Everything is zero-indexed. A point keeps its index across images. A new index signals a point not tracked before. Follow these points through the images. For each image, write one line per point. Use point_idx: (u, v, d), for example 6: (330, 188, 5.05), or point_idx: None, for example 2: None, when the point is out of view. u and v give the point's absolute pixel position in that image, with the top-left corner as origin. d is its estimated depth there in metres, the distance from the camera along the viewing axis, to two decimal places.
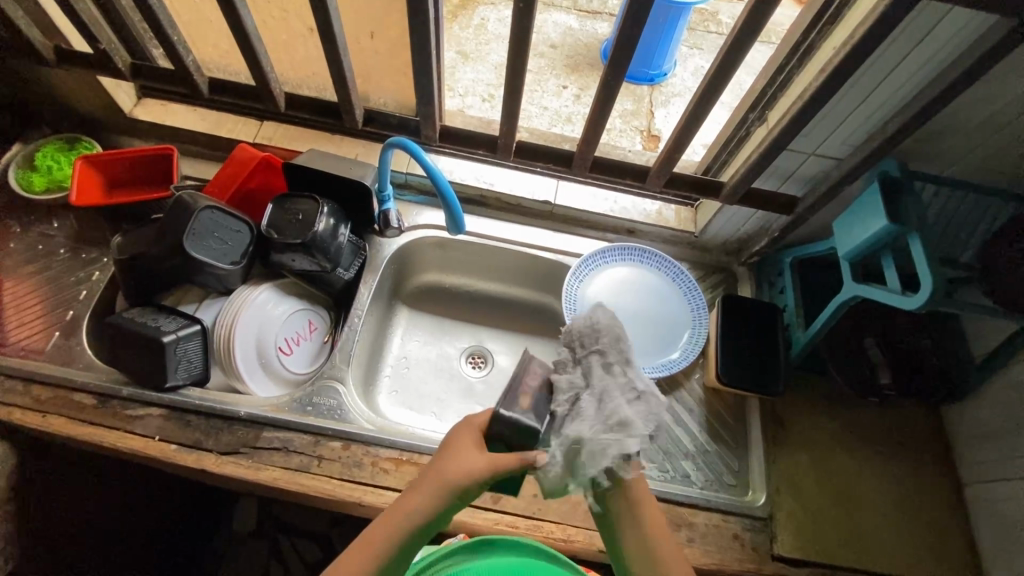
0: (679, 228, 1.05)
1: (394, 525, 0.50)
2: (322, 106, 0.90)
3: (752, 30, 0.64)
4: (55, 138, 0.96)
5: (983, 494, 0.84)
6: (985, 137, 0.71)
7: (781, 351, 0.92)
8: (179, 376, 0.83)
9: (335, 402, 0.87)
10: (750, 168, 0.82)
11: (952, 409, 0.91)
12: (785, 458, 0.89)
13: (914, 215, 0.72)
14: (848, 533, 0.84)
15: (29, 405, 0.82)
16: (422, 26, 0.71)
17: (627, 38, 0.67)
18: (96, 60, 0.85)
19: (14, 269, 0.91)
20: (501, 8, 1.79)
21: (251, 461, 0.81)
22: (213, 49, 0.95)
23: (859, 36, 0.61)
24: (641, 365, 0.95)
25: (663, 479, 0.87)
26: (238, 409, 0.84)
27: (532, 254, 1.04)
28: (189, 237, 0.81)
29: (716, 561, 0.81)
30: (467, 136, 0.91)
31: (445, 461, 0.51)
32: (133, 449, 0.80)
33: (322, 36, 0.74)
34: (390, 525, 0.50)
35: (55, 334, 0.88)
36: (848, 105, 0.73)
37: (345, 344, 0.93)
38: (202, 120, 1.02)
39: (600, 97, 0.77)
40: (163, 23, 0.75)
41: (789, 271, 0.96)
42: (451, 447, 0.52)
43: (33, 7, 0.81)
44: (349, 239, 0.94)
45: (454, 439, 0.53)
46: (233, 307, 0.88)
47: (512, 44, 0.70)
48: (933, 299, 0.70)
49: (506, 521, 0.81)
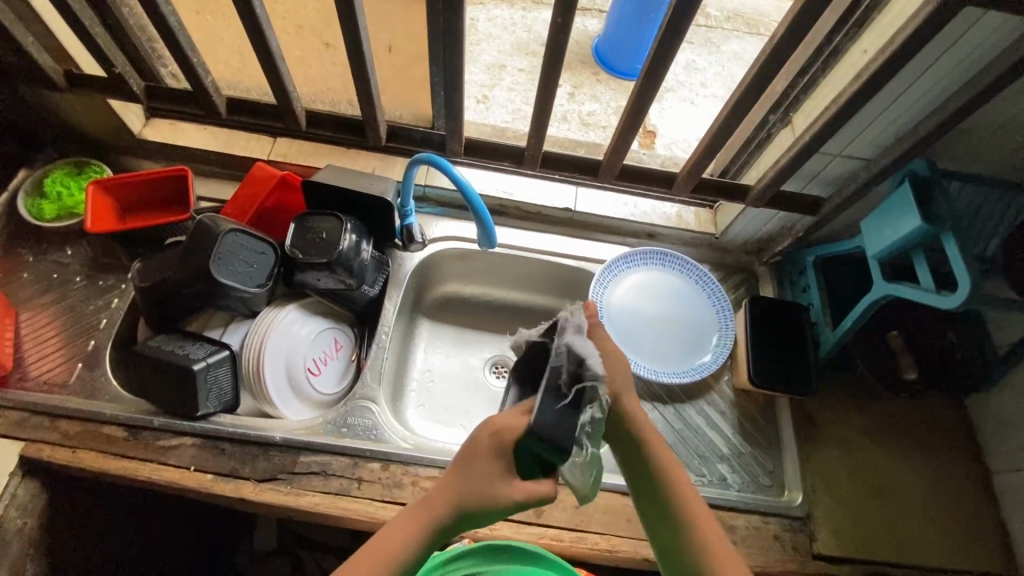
0: (699, 230, 1.06)
1: (404, 540, 0.51)
2: (343, 122, 0.89)
3: (789, 39, 0.64)
4: (63, 163, 0.93)
5: (1013, 483, 0.85)
6: (1013, 135, 0.72)
7: (810, 350, 0.93)
8: (211, 404, 0.82)
9: (369, 422, 0.86)
10: (779, 172, 0.82)
11: (975, 400, 0.93)
12: (818, 457, 0.90)
13: (946, 214, 0.73)
14: (886, 528, 0.85)
15: (57, 440, 0.80)
16: (452, 43, 0.71)
17: (663, 49, 0.67)
18: (109, 84, 0.83)
19: (30, 300, 0.89)
20: (490, 7, 1.76)
21: (291, 488, 0.80)
22: (226, 66, 0.93)
23: (900, 43, 0.62)
24: (671, 371, 0.95)
25: (700, 484, 0.88)
26: (273, 434, 0.82)
27: (556, 262, 1.03)
28: (215, 261, 0.79)
29: (760, 563, 0.82)
30: (490, 148, 0.91)
31: (466, 473, 0.51)
32: (168, 481, 0.79)
33: (350, 54, 0.73)
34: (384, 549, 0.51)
35: (77, 366, 0.85)
36: (879, 106, 0.73)
37: (375, 362, 0.92)
38: (214, 138, 1.00)
39: (630, 108, 0.76)
40: (184, 45, 0.73)
41: (813, 270, 0.97)
42: (472, 462, 0.51)
43: (43, 33, 0.79)
44: (372, 256, 0.93)
45: (474, 456, 0.51)
46: (261, 330, 0.87)
47: (545, 57, 0.70)
48: (969, 297, 0.70)
49: (550, 534, 0.81)
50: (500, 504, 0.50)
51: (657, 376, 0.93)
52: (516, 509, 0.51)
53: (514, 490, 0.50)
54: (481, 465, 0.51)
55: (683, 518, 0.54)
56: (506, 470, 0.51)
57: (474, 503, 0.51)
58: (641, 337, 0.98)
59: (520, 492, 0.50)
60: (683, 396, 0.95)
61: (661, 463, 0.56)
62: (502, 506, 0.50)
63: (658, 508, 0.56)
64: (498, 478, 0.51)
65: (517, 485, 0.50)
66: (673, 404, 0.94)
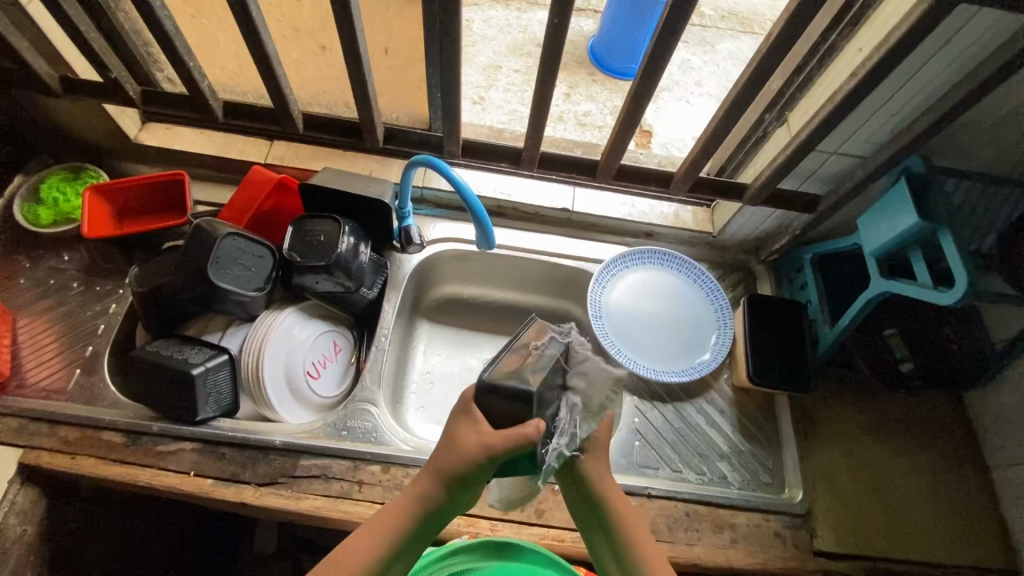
0: (697, 230, 1.05)
1: (403, 509, 0.56)
2: (339, 125, 0.89)
3: (786, 37, 0.64)
4: (59, 168, 0.93)
5: (1012, 478, 0.86)
6: (1008, 131, 0.72)
7: (808, 347, 0.93)
8: (210, 408, 0.82)
9: (369, 425, 0.86)
10: (775, 170, 0.82)
11: (973, 395, 0.93)
12: (818, 454, 0.90)
13: (943, 211, 0.73)
14: (885, 524, 0.86)
15: (56, 447, 0.79)
16: (448, 45, 0.71)
17: (659, 49, 0.67)
18: (105, 89, 0.82)
19: (27, 306, 0.89)
20: (485, 8, 1.76)
21: (291, 492, 0.79)
22: (222, 70, 0.93)
23: (894, 41, 0.62)
24: (670, 370, 0.95)
25: (701, 482, 0.88)
26: (273, 438, 0.82)
27: (555, 263, 1.04)
28: (213, 266, 0.79)
29: (761, 561, 0.82)
30: (487, 149, 0.91)
31: (447, 441, 0.58)
32: (167, 486, 0.78)
33: (346, 58, 0.73)
34: (386, 519, 0.56)
35: (75, 372, 0.85)
36: (875, 104, 0.73)
37: (374, 364, 0.92)
38: (211, 143, 0.99)
39: (627, 108, 0.76)
40: (180, 49, 0.73)
41: (811, 268, 0.97)
42: (451, 430, 0.59)
43: (38, 38, 0.79)
44: (370, 258, 0.93)
45: (453, 425, 0.59)
46: (259, 333, 0.87)
47: (541, 59, 0.70)
48: (966, 294, 0.71)
49: (551, 535, 0.81)
50: (475, 455, 0.55)
51: (656, 374, 0.94)
52: (495, 461, 0.55)
53: (486, 439, 0.56)
54: (460, 430, 0.57)
55: (627, 544, 0.57)
56: (476, 420, 0.58)
57: (457, 463, 0.56)
58: (639, 337, 0.98)
59: (493, 438, 0.55)
60: (682, 395, 0.95)
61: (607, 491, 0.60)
62: (479, 456, 0.55)
63: (605, 533, 0.59)
64: (468, 428, 0.57)
65: (489, 433, 0.56)
66: (672, 403, 0.94)
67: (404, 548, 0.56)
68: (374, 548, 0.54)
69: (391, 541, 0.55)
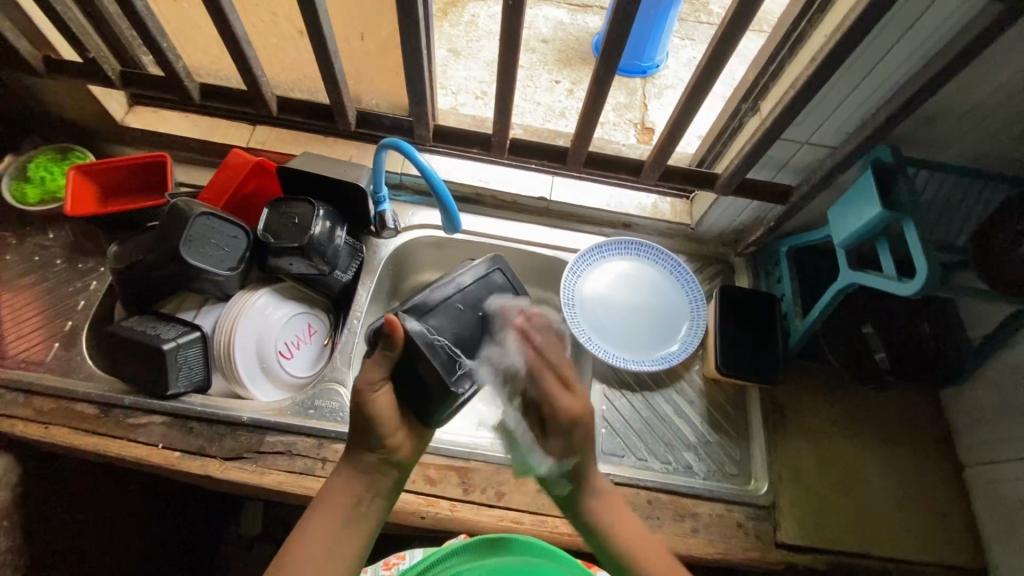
0: (675, 221, 1.05)
1: (350, 470, 0.61)
2: (315, 109, 0.91)
3: (742, 20, 0.64)
4: (47, 148, 0.95)
5: (985, 476, 0.84)
6: (977, 120, 0.71)
7: (779, 340, 0.92)
8: (181, 383, 0.83)
9: (337, 404, 0.87)
10: (743, 159, 0.82)
11: (950, 392, 0.92)
12: (787, 448, 0.89)
13: (907, 202, 0.72)
14: (852, 519, 0.85)
15: (31, 417, 0.82)
16: (412, 27, 0.71)
17: (618, 33, 0.67)
18: (86, 70, 0.84)
19: (12, 281, 0.91)
20: (491, 4, 1.77)
21: (256, 466, 0.81)
22: (203, 54, 0.95)
23: (850, 25, 0.62)
24: (638, 359, 0.95)
25: (665, 471, 0.88)
26: (240, 414, 0.84)
27: (531, 251, 1.04)
28: (186, 244, 0.81)
29: (721, 551, 0.82)
30: (460, 135, 0.92)
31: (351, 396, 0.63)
32: (136, 457, 0.81)
33: (313, 38, 0.74)
34: (341, 489, 0.60)
35: (54, 346, 0.88)
36: (840, 93, 0.73)
37: (345, 346, 0.93)
38: (195, 126, 1.02)
39: (592, 90, 0.76)
40: (152, 30, 0.75)
41: (786, 261, 0.97)
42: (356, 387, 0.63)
43: (19, 18, 0.81)
44: (346, 242, 0.94)
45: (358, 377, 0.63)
46: (232, 313, 0.88)
47: (502, 42, 0.71)
48: (924, 286, 0.70)
49: (510, 517, 0.82)
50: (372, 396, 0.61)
51: (626, 364, 0.94)
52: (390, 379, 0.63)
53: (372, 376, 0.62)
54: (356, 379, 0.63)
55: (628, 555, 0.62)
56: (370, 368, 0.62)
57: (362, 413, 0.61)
58: (611, 327, 0.98)
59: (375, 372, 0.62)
60: (652, 384, 0.95)
61: (601, 517, 0.65)
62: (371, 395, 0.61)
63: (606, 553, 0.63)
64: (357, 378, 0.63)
65: (369, 367, 0.62)
66: (642, 393, 0.95)
67: (371, 495, 0.61)
68: (340, 514, 0.58)
69: (352, 497, 0.60)
